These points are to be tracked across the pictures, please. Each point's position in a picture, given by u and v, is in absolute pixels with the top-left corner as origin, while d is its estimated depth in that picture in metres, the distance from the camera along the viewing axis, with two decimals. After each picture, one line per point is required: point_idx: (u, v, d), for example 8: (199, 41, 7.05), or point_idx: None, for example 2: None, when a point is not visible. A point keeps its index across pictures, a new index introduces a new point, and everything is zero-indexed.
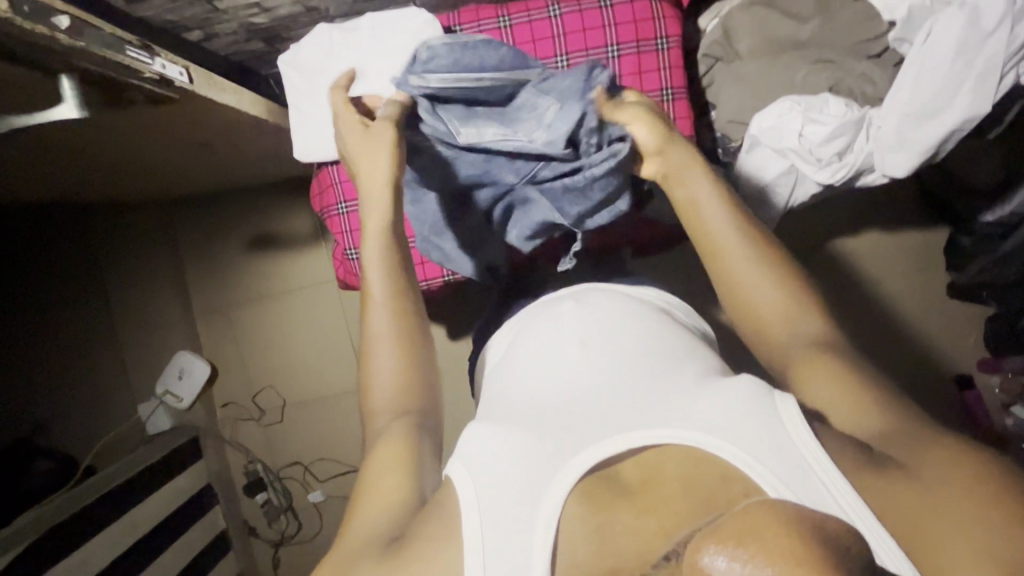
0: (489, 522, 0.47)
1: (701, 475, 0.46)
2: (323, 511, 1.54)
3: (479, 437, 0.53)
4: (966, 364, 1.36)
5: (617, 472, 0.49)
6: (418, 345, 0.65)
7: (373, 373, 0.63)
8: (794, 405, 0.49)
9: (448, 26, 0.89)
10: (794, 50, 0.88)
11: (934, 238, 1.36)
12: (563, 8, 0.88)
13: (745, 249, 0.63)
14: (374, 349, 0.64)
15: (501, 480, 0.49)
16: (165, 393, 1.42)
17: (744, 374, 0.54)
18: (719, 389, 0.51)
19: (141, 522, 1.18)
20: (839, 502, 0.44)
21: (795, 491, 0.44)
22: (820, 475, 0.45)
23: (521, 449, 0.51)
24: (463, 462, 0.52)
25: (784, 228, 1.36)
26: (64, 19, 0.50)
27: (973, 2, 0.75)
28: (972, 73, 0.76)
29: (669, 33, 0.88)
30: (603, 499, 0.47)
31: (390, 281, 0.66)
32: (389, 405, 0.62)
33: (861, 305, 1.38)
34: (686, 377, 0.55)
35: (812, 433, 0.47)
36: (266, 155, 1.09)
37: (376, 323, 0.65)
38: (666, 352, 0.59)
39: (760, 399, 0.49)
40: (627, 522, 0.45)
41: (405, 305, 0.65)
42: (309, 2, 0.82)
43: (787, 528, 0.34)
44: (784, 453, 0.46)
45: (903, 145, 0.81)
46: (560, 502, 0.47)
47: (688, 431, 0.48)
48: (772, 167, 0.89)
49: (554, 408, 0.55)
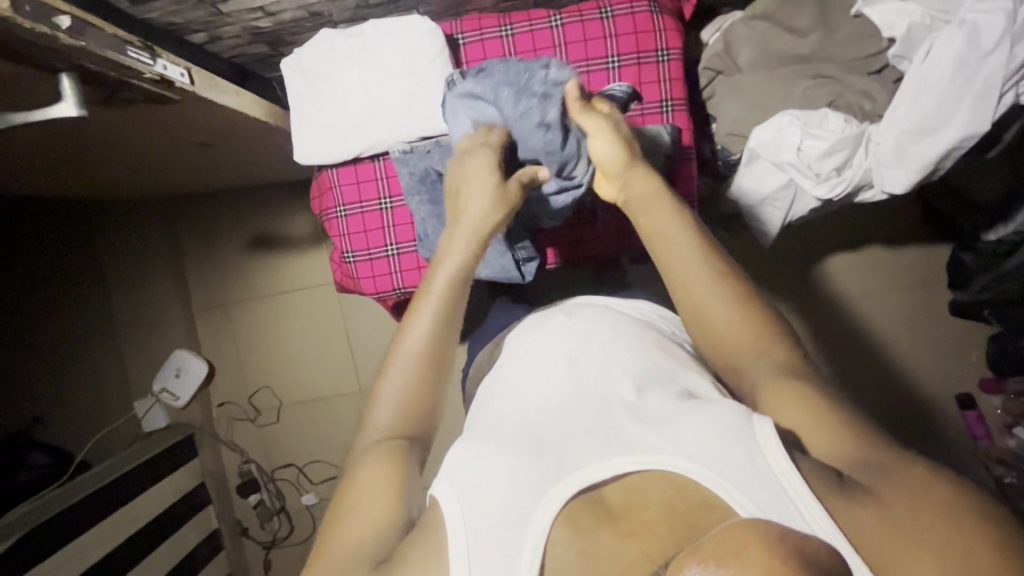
0: (476, 545, 0.46)
1: (682, 504, 0.45)
2: (316, 514, 1.53)
3: (468, 454, 0.53)
4: (966, 385, 1.35)
5: (601, 496, 0.48)
6: (442, 370, 0.63)
7: (390, 384, 0.62)
8: (772, 428, 0.47)
9: (450, 34, 0.89)
10: (794, 65, 0.88)
11: (936, 255, 1.35)
12: (564, 19, 0.88)
13: (713, 282, 0.61)
14: (401, 358, 0.62)
15: (484, 505, 0.48)
16: (162, 391, 1.43)
17: (729, 399, 0.53)
18: (700, 414, 0.50)
19: (132, 520, 1.17)
20: (813, 524, 0.43)
21: (771, 515, 0.43)
22: (798, 503, 0.44)
23: (507, 467, 0.50)
24: (450, 481, 0.51)
25: (786, 241, 1.36)
26: (66, 18, 0.51)
27: (972, 20, 0.74)
28: (971, 91, 0.75)
29: (669, 45, 0.88)
30: (587, 522, 0.47)
31: (443, 306, 0.64)
32: (394, 421, 0.60)
33: (862, 321, 1.37)
34: (668, 400, 0.55)
35: (791, 459, 0.45)
36: (267, 157, 1.10)
37: (412, 339, 0.63)
38: (648, 372, 0.59)
39: (737, 424, 0.48)
40: (611, 546, 0.45)
41: (447, 329, 0.64)
42: (312, 7, 0.83)
43: (771, 545, 0.31)
44: (762, 480, 0.44)
45: (902, 161, 0.81)
46: (546, 526, 0.46)
47: (668, 457, 0.47)
48: (772, 181, 0.91)
49: (541, 423, 0.55)
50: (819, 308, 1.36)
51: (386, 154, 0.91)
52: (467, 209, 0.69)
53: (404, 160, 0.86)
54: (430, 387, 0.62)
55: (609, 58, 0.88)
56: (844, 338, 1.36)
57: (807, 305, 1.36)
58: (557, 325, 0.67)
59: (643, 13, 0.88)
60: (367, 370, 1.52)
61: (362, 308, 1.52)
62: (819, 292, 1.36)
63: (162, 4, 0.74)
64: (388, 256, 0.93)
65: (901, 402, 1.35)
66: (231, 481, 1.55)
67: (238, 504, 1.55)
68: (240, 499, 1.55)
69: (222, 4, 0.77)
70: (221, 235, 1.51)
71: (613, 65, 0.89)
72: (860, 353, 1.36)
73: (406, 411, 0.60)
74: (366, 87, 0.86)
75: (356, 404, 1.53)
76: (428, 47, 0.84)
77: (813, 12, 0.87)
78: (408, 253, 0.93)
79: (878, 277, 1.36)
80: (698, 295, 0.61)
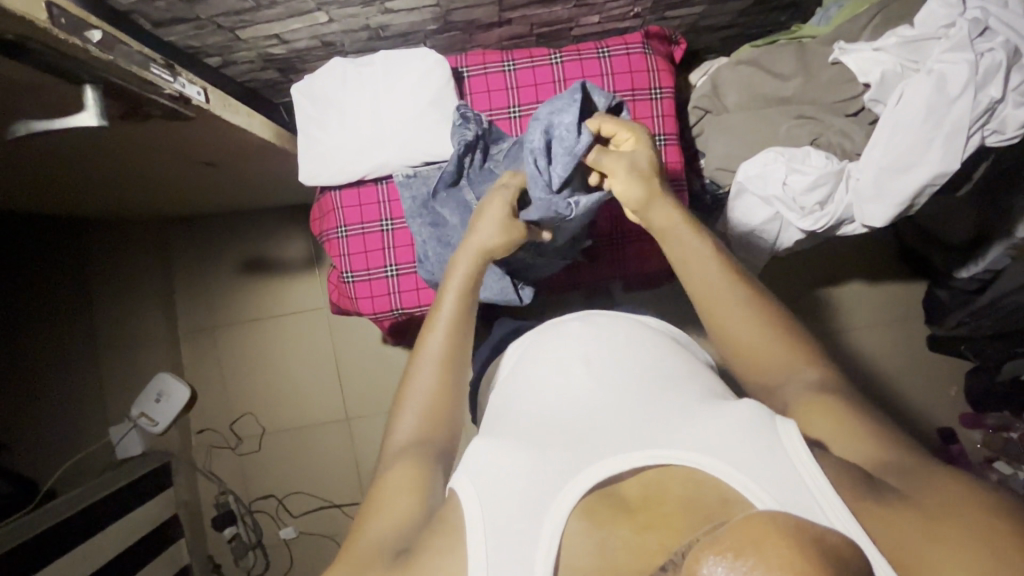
0: (495, 536, 0.47)
1: (701, 496, 0.46)
2: (295, 549, 1.47)
3: (483, 448, 0.55)
4: (946, 420, 1.39)
5: (619, 489, 0.50)
6: (456, 393, 0.66)
7: (408, 402, 0.64)
8: (796, 431, 0.49)
9: (455, 67, 0.94)
10: (778, 106, 0.95)
11: (912, 291, 1.41)
12: (564, 57, 0.93)
13: (732, 298, 0.65)
14: (419, 369, 0.66)
15: (503, 497, 0.49)
16: (140, 416, 1.38)
17: (747, 400, 0.54)
18: (721, 414, 0.52)
19: (102, 552, 1.11)
20: (832, 517, 0.44)
21: (790, 507, 0.44)
22: (820, 500, 0.45)
23: (526, 466, 0.51)
24: (467, 474, 0.52)
25: (772, 274, 1.40)
26: (97, 33, 0.53)
27: (940, 70, 0.81)
28: (941, 133, 0.81)
29: (662, 85, 0.94)
30: (605, 514, 0.47)
31: (449, 343, 0.67)
32: (418, 432, 0.62)
33: (846, 354, 1.40)
34: (687, 401, 0.56)
35: (810, 452, 0.48)
36: (269, 179, 1.12)
37: (424, 372, 0.66)
38: (667, 379, 0.60)
39: (761, 425, 0.49)
40: (626, 536, 0.45)
41: (453, 365, 0.67)
42: (325, 37, 0.86)
43: (790, 540, 0.32)
44: (786, 478, 0.46)
45: (881, 197, 0.87)
46: (563, 518, 0.47)
47: (690, 452, 0.48)
48: (760, 214, 0.95)
49: (557, 423, 0.57)
50: None
51: (390, 177, 0.94)
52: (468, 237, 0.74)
53: (406, 184, 0.90)
54: (450, 395, 0.66)
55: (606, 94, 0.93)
56: None
57: None
58: (573, 329, 0.69)
59: (638, 55, 0.94)
60: (356, 398, 1.50)
61: (353, 333, 1.51)
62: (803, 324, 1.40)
63: (182, 28, 0.77)
64: (387, 276, 0.94)
65: None
66: (205, 514, 1.49)
67: (211, 538, 1.48)
68: (214, 533, 1.48)
69: (240, 31, 0.80)
70: (213, 258, 1.51)
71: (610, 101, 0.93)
72: None
73: (430, 414, 0.64)
74: (375, 114, 0.90)
75: (342, 433, 1.50)
76: (435, 77, 0.88)
77: (794, 59, 0.94)
78: (407, 274, 0.94)
79: (858, 311, 1.41)
80: (678, 237, 0.70)
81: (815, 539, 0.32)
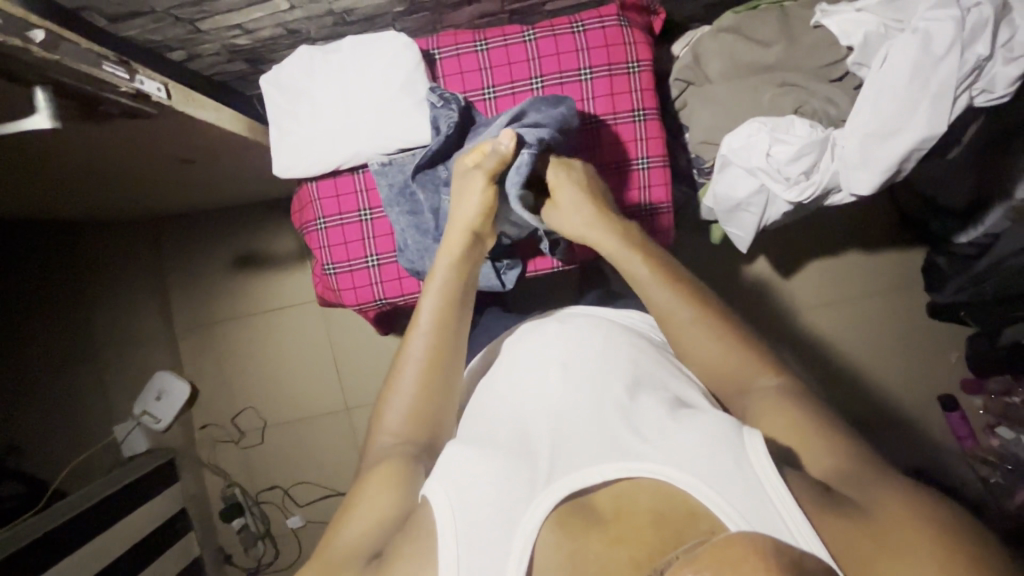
0: (469, 542, 0.48)
1: (667, 509, 0.48)
2: (303, 537, 1.50)
3: (460, 457, 0.54)
4: (947, 386, 1.37)
5: (592, 501, 0.51)
6: (444, 394, 0.66)
7: (390, 405, 0.65)
8: (762, 442, 0.50)
9: (426, 50, 0.92)
10: (760, 73, 0.92)
11: (912, 258, 1.39)
12: (537, 33, 0.91)
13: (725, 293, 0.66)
14: (401, 371, 0.66)
15: (475, 510, 0.50)
16: (142, 413, 1.44)
17: (721, 412, 0.56)
18: (693, 425, 0.53)
19: (113, 545, 1.14)
20: (794, 533, 0.46)
21: (755, 526, 0.46)
22: (783, 514, 0.47)
23: (503, 473, 0.52)
24: (441, 480, 0.53)
25: (767, 246, 1.38)
26: (40, 33, 0.52)
27: (924, 28, 0.78)
28: (927, 94, 0.79)
29: (640, 57, 0.91)
30: (577, 526, 0.49)
31: (442, 313, 0.69)
32: (404, 427, 0.63)
33: (844, 325, 1.39)
34: (659, 407, 0.57)
35: (776, 467, 0.49)
36: (249, 174, 1.11)
37: (414, 347, 0.67)
38: (642, 383, 0.61)
39: (728, 436, 0.51)
40: (599, 550, 0.47)
41: (446, 340, 0.68)
42: (289, 24, 0.84)
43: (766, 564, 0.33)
44: (751, 492, 0.47)
45: (867, 165, 0.84)
46: (535, 530, 0.49)
47: (658, 465, 0.50)
48: (743, 187, 0.93)
49: (531, 434, 0.57)
50: (799, 314, 1.38)
51: (365, 166, 0.92)
52: (459, 222, 0.74)
53: (382, 172, 0.89)
54: (434, 398, 0.65)
55: (582, 70, 0.91)
56: (824, 343, 1.39)
57: (787, 310, 1.38)
58: (550, 332, 0.68)
59: (614, 27, 0.91)
60: (354, 387, 1.51)
61: (347, 324, 1.51)
62: (799, 295, 1.39)
63: (140, 22, 0.75)
64: (368, 267, 0.94)
65: (886, 406, 1.36)
66: (213, 506, 1.51)
67: (221, 529, 1.51)
68: (223, 524, 1.51)
69: (200, 22, 0.78)
70: (204, 255, 1.51)
71: (586, 76, 0.91)
72: (839, 358, 1.38)
73: (412, 419, 0.64)
74: (345, 103, 0.88)
75: (342, 424, 1.51)
76: (404, 63, 0.86)
77: (775, 25, 0.91)
78: (389, 264, 0.94)
79: (855, 281, 1.39)
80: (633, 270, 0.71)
81: (792, 562, 0.34)
